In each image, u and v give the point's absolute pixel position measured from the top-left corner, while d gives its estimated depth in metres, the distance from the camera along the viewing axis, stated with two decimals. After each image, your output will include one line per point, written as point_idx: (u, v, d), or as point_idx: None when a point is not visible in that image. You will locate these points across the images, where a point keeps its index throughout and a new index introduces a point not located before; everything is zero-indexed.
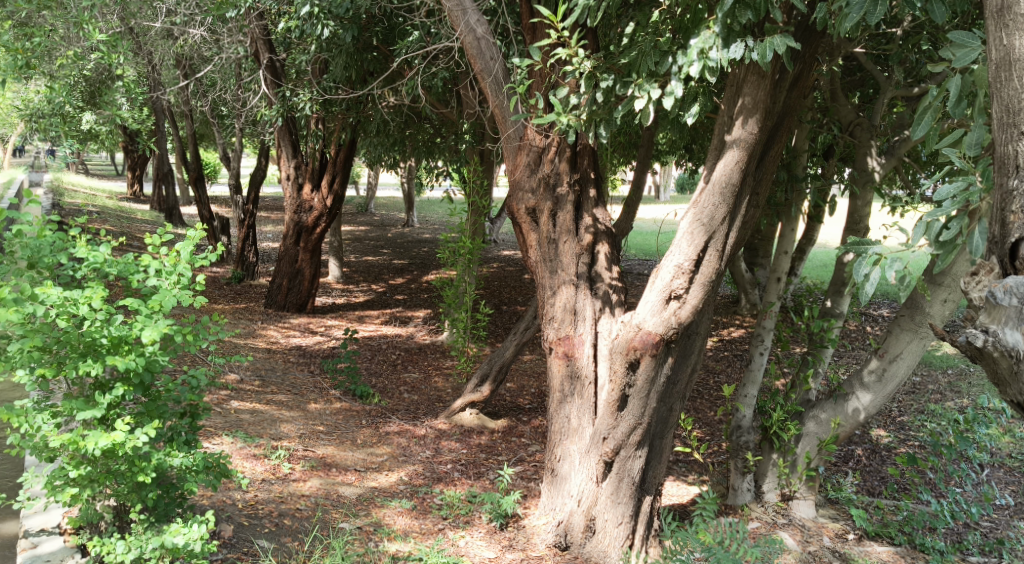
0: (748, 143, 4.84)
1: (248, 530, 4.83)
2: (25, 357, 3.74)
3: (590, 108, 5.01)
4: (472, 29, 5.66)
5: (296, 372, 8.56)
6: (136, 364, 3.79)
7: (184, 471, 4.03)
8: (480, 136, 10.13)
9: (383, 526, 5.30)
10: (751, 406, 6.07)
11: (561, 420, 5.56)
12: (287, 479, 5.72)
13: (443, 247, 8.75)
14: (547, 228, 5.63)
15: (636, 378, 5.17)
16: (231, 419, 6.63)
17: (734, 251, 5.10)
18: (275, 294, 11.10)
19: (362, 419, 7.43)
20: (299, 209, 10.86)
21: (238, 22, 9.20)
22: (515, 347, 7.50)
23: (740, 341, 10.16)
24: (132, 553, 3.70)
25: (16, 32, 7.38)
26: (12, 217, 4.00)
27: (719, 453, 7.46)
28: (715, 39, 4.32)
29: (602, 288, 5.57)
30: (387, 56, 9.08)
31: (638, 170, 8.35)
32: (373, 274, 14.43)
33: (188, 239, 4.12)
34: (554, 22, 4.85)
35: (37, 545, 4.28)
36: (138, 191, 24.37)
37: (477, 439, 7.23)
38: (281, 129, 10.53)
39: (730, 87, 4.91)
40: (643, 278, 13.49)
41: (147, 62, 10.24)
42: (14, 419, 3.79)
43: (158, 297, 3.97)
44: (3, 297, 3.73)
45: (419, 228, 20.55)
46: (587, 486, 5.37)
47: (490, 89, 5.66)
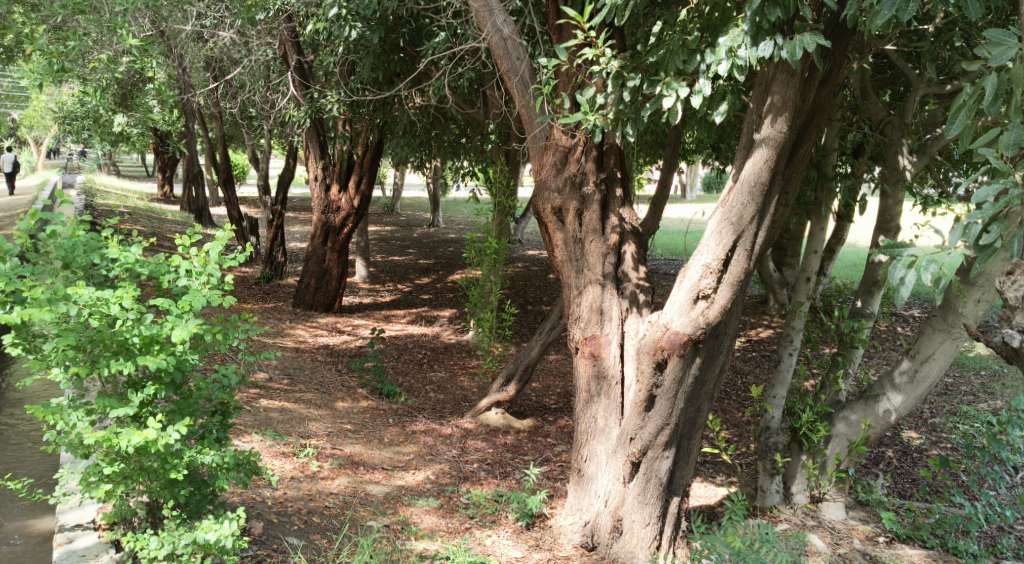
0: (777, 142, 4.80)
1: (278, 528, 4.88)
2: (59, 356, 3.79)
3: (617, 107, 5.00)
4: (499, 29, 5.66)
5: (323, 371, 8.61)
6: (167, 364, 3.84)
7: (216, 468, 4.07)
8: (506, 137, 10.13)
9: (411, 525, 5.33)
10: (779, 407, 6.07)
11: (588, 420, 5.56)
12: (315, 478, 5.75)
13: (469, 247, 8.77)
14: (574, 228, 5.64)
15: (664, 378, 5.15)
16: (260, 417, 6.69)
17: (763, 250, 5.05)
18: (303, 293, 11.21)
19: (389, 418, 7.46)
20: (327, 209, 10.94)
21: (267, 25, 9.29)
22: (541, 346, 7.50)
23: (768, 342, 10.06)
24: (165, 549, 3.76)
25: (52, 36, 7.52)
26: (46, 218, 4.05)
27: (746, 455, 7.41)
28: (744, 37, 4.31)
29: (629, 288, 5.56)
30: (414, 57, 9.13)
31: (665, 170, 8.32)
32: (400, 273, 14.49)
33: (217, 240, 4.15)
34: (581, 22, 4.86)
35: (73, 539, 4.34)
36: (169, 192, 24.66)
37: (502, 439, 7.22)
38: (309, 130, 10.61)
39: (760, 85, 4.88)
40: (669, 278, 13.41)
41: (178, 64, 10.35)
42: (49, 417, 3.84)
43: (188, 297, 3.99)
44: (37, 298, 3.78)
45: (444, 228, 20.59)
46: (614, 487, 5.36)
47: (516, 89, 5.66)
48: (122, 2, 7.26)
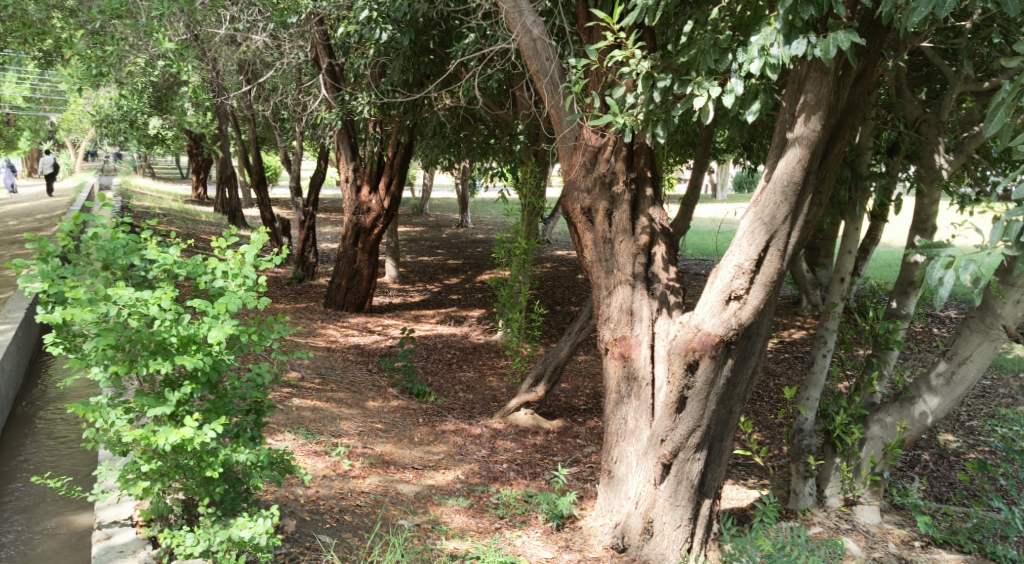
0: (811, 141, 4.75)
1: (311, 525, 4.92)
2: (98, 355, 3.85)
3: (647, 107, 4.98)
4: (529, 30, 5.67)
5: (355, 370, 8.67)
6: (204, 364, 3.89)
7: (250, 466, 4.12)
8: (535, 137, 10.12)
9: (442, 524, 5.35)
10: (813, 409, 6.02)
11: (618, 421, 5.54)
12: (347, 476, 5.79)
13: (498, 247, 8.78)
14: (603, 228, 5.62)
15: (695, 379, 5.12)
16: (292, 416, 6.75)
17: (797, 250, 5.01)
18: (335, 293, 11.29)
19: (419, 417, 7.48)
20: (358, 210, 11.01)
21: (299, 28, 9.37)
22: (570, 347, 7.48)
23: (801, 343, 9.96)
24: (201, 546, 3.81)
25: (90, 41, 7.65)
26: (87, 220, 4.12)
27: (779, 457, 7.35)
28: (777, 35, 4.26)
29: (659, 289, 5.53)
30: (444, 59, 9.22)
31: (696, 170, 8.27)
32: (429, 274, 14.55)
33: (253, 242, 4.20)
34: (611, 22, 4.87)
35: (112, 535, 4.40)
36: (203, 194, 24.98)
37: (532, 439, 7.23)
38: (340, 132, 10.71)
39: (793, 84, 4.84)
40: (700, 278, 13.34)
41: (212, 67, 10.48)
42: (89, 415, 3.91)
43: (225, 298, 4.04)
44: (79, 298, 3.86)
45: (473, 228, 20.65)
46: (645, 488, 5.33)
47: (546, 90, 5.67)
48: (158, 7, 7.37)
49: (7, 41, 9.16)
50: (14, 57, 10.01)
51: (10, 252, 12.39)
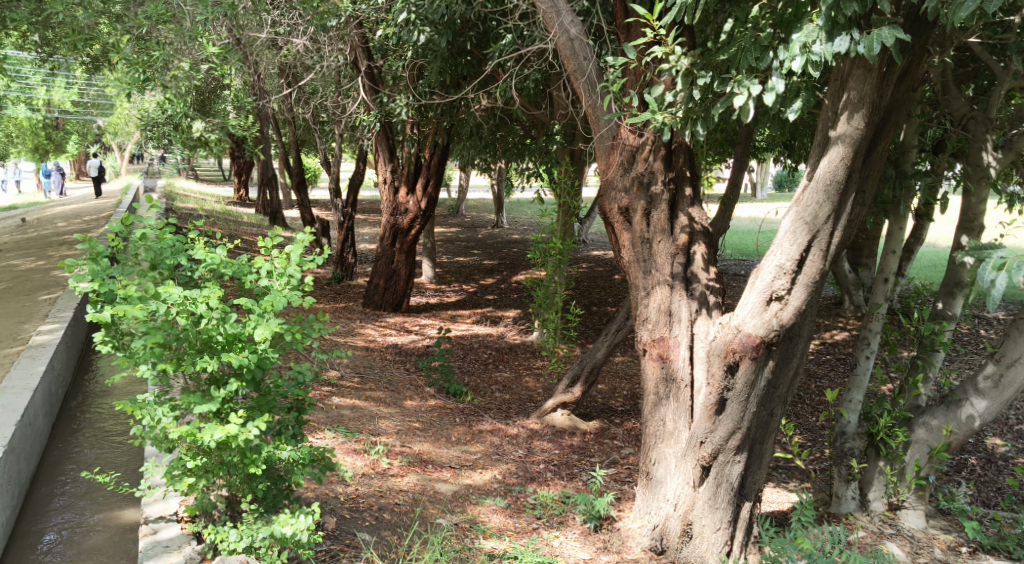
0: (854, 139, 4.68)
1: (350, 523, 4.95)
2: (146, 353, 3.92)
3: (687, 105, 4.94)
4: (566, 30, 5.67)
5: (392, 369, 8.72)
6: (249, 362, 3.94)
7: (292, 464, 4.16)
8: (572, 137, 10.09)
9: (479, 524, 5.36)
10: (856, 412, 5.92)
11: (657, 423, 5.52)
12: (385, 475, 5.82)
13: (534, 248, 8.76)
14: (641, 228, 5.60)
15: (736, 381, 5.06)
16: (332, 414, 6.80)
17: (839, 250, 4.93)
18: (372, 293, 11.36)
19: (456, 417, 7.51)
20: (396, 211, 11.07)
21: (339, 31, 9.43)
22: (607, 347, 7.45)
23: (844, 345, 9.80)
24: (243, 542, 3.87)
25: (137, 46, 7.80)
26: (135, 222, 4.18)
27: (821, 460, 7.26)
28: (819, 32, 4.21)
29: (698, 289, 5.49)
30: (481, 60, 9.23)
31: (735, 169, 8.19)
32: (464, 274, 14.60)
33: (297, 242, 4.25)
34: (650, 21, 4.84)
35: (158, 530, 4.47)
36: (244, 195, 25.30)
37: (569, 440, 7.21)
38: (378, 134, 10.80)
39: (835, 82, 4.77)
40: (739, 278, 13.20)
41: (253, 71, 10.62)
42: (137, 412, 3.98)
43: (270, 297, 4.08)
44: (129, 296, 3.93)
45: (509, 228, 20.66)
46: (684, 490, 5.30)
47: (584, 89, 5.66)
48: (202, 11, 7.49)
49: (56, 47, 9.37)
50: (63, 62, 10.24)
51: (59, 253, 12.68)
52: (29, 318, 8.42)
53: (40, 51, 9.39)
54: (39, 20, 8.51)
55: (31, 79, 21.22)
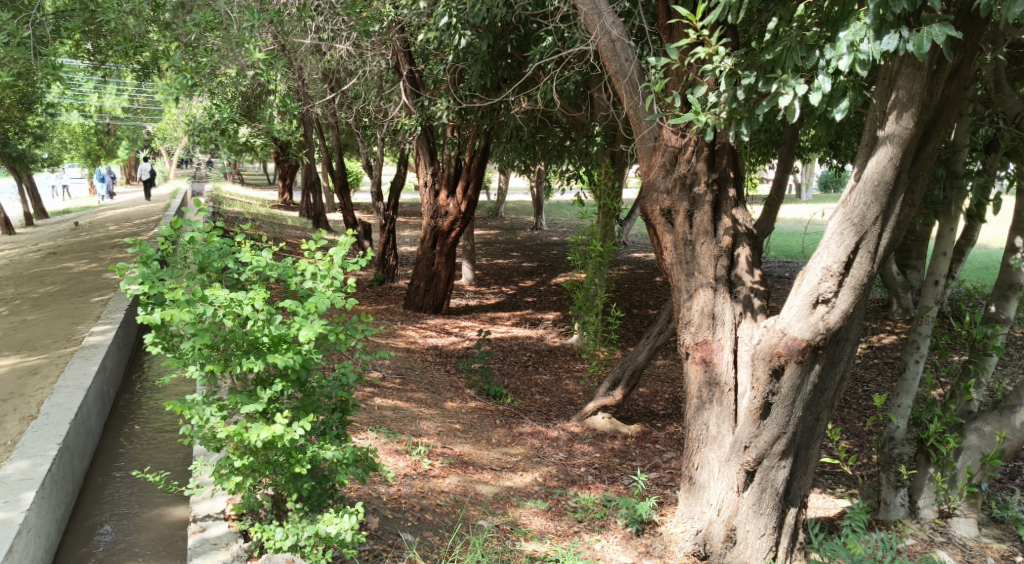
0: (903, 139, 4.59)
1: (393, 523, 4.97)
2: (195, 354, 3.98)
3: (731, 105, 4.86)
4: (607, 31, 5.65)
5: (433, 371, 8.76)
6: (295, 363, 3.98)
7: (336, 463, 4.19)
8: (612, 139, 10.05)
9: (520, 526, 5.36)
10: (904, 417, 5.78)
11: (700, 427, 5.47)
12: (427, 476, 5.84)
13: (574, 250, 8.73)
14: (684, 230, 5.56)
15: (781, 385, 4.99)
16: (374, 415, 6.85)
17: (887, 252, 4.84)
18: (413, 295, 11.42)
19: (497, 419, 7.52)
20: (436, 214, 11.10)
21: (381, 36, 9.50)
22: (649, 351, 7.38)
23: (892, 349, 9.60)
24: (290, 541, 3.92)
25: (186, 53, 7.95)
26: (184, 226, 4.26)
27: (868, 466, 7.12)
28: (867, 30, 4.14)
29: (743, 292, 5.43)
30: (521, 63, 9.24)
31: (780, 170, 8.08)
32: (504, 276, 14.61)
33: (340, 245, 4.29)
34: (694, 21, 4.77)
35: (206, 528, 4.53)
36: (289, 199, 25.61)
37: (610, 443, 7.18)
38: (419, 137, 10.86)
39: (884, 80, 4.68)
40: (784, 280, 13.02)
41: (297, 76, 10.75)
42: (186, 412, 4.04)
43: (314, 299, 4.13)
44: (177, 299, 3.99)
45: (548, 230, 20.61)
46: (727, 495, 5.24)
47: (625, 91, 5.62)
48: (249, 18, 7.62)
49: (108, 55, 9.58)
50: (115, 70, 10.48)
51: (110, 256, 12.96)
52: (83, 319, 8.63)
53: (93, 59, 9.61)
54: (92, 28, 8.71)
55: (83, 86, 21.70)
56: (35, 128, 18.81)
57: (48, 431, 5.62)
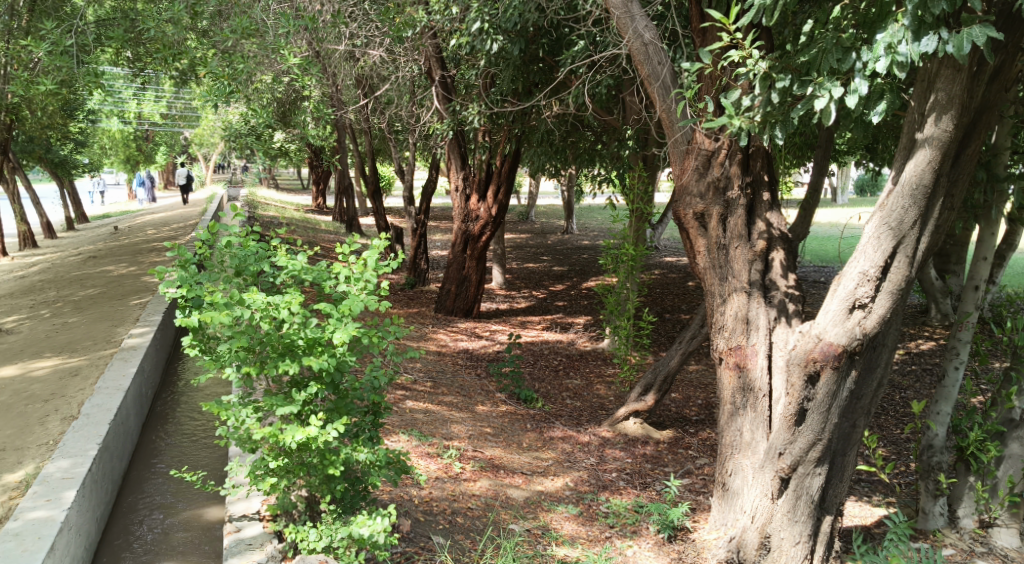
0: (942, 142, 4.52)
1: (425, 526, 4.99)
2: (232, 356, 4.03)
3: (765, 109, 4.80)
4: (640, 35, 5.63)
5: (464, 374, 8.78)
6: (329, 365, 4.00)
7: (369, 466, 4.21)
8: (644, 143, 10.01)
9: (552, 531, 5.34)
10: (944, 424, 5.69)
11: (733, 433, 5.42)
12: (458, 479, 5.85)
13: (605, 254, 8.69)
14: (717, 234, 5.52)
15: (816, 391, 4.92)
16: (406, 417, 6.87)
17: (926, 257, 4.76)
18: (444, 299, 11.46)
19: (527, 423, 7.51)
20: (467, 218, 11.13)
21: (413, 41, 9.54)
22: (681, 355, 7.32)
23: (930, 355, 9.45)
24: (323, 542, 3.94)
25: (222, 60, 8.07)
26: (221, 230, 4.32)
27: (906, 474, 7.00)
28: (905, 32, 4.08)
29: (778, 297, 5.38)
30: (553, 67, 9.25)
31: (815, 174, 7.99)
32: (535, 280, 14.60)
33: (374, 248, 4.32)
34: (727, 24, 4.70)
35: (241, 529, 4.57)
36: (322, 203, 25.84)
37: (642, 449, 7.13)
38: (450, 142, 10.90)
39: (923, 82, 4.62)
40: (819, 286, 12.87)
41: (331, 82, 10.86)
42: (222, 413, 4.08)
43: (348, 301, 4.16)
44: (216, 302, 4.04)
45: (579, 234, 20.58)
46: (761, 502, 5.17)
47: (658, 94, 5.60)
48: (284, 25, 7.71)
49: (147, 62, 9.75)
50: (154, 77, 10.66)
51: (149, 259, 13.17)
52: (122, 322, 8.78)
53: (132, 66, 9.77)
54: (132, 37, 8.88)
55: (123, 93, 22.09)
56: (76, 134, 19.19)
57: (88, 431, 5.71)
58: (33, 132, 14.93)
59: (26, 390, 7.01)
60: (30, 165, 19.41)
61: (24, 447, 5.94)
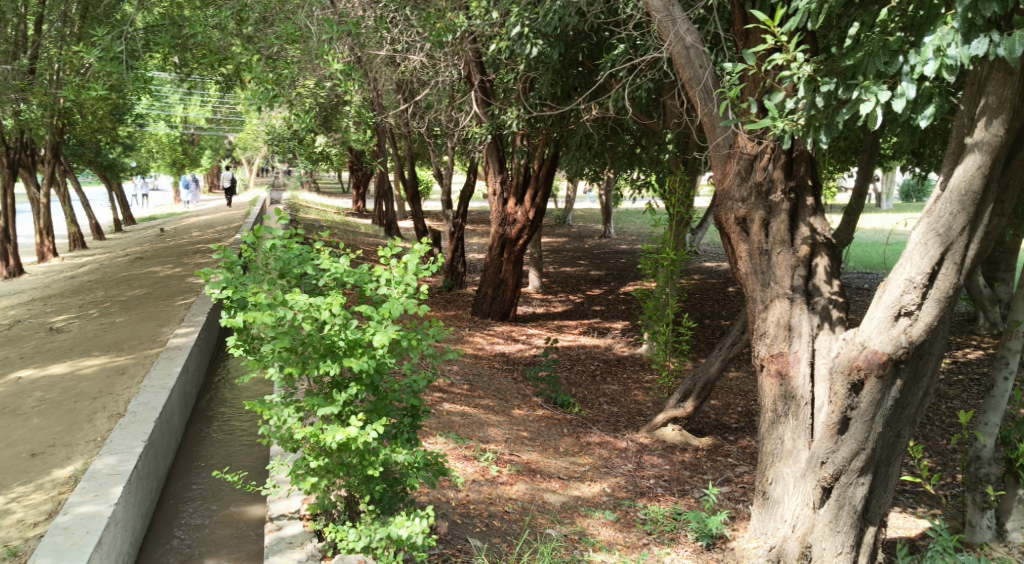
0: (992, 146, 4.42)
1: (462, 528, 5.00)
2: (275, 356, 4.07)
3: (809, 112, 4.73)
4: (681, 38, 5.59)
5: (501, 378, 8.79)
6: (369, 367, 4.03)
7: (408, 467, 4.24)
8: (685, 146, 9.93)
9: (589, 536, 5.32)
10: (992, 436, 5.56)
11: (774, 441, 5.36)
12: (495, 482, 5.85)
13: (644, 258, 8.62)
14: (760, 239, 5.46)
15: (860, 400, 4.82)
16: (443, 420, 6.89)
17: (975, 264, 4.64)
18: (481, 302, 11.49)
19: (564, 428, 7.49)
20: (504, 222, 11.15)
21: (453, 47, 9.55)
22: (721, 362, 7.26)
23: (978, 365, 9.25)
24: (362, 542, 3.96)
25: (267, 65, 8.19)
26: (265, 232, 4.37)
27: (952, 486, 6.86)
28: (954, 35, 4.00)
29: (821, 303, 5.30)
30: (593, 71, 9.24)
31: (860, 179, 7.86)
32: (572, 284, 14.57)
33: (414, 252, 4.35)
34: (771, 27, 4.62)
35: (282, 527, 4.63)
36: (362, 207, 26.05)
37: (680, 455, 7.07)
38: (489, 146, 10.93)
39: (972, 86, 4.53)
40: (863, 293, 12.66)
41: (373, 87, 10.95)
42: (265, 412, 4.14)
43: (388, 304, 4.18)
44: (260, 303, 4.08)
45: (617, 239, 20.49)
46: (803, 511, 5.09)
47: (699, 97, 5.55)
48: (328, 31, 7.78)
49: (194, 68, 9.92)
50: (200, 81, 10.85)
51: (194, 260, 13.41)
52: (167, 322, 8.93)
53: (180, 71, 9.95)
54: (179, 42, 9.04)
55: (171, 98, 22.50)
56: (124, 138, 19.59)
57: (134, 429, 5.82)
58: (83, 136, 15.27)
59: (75, 387, 7.16)
60: (80, 168, 19.85)
61: (73, 443, 6.08)
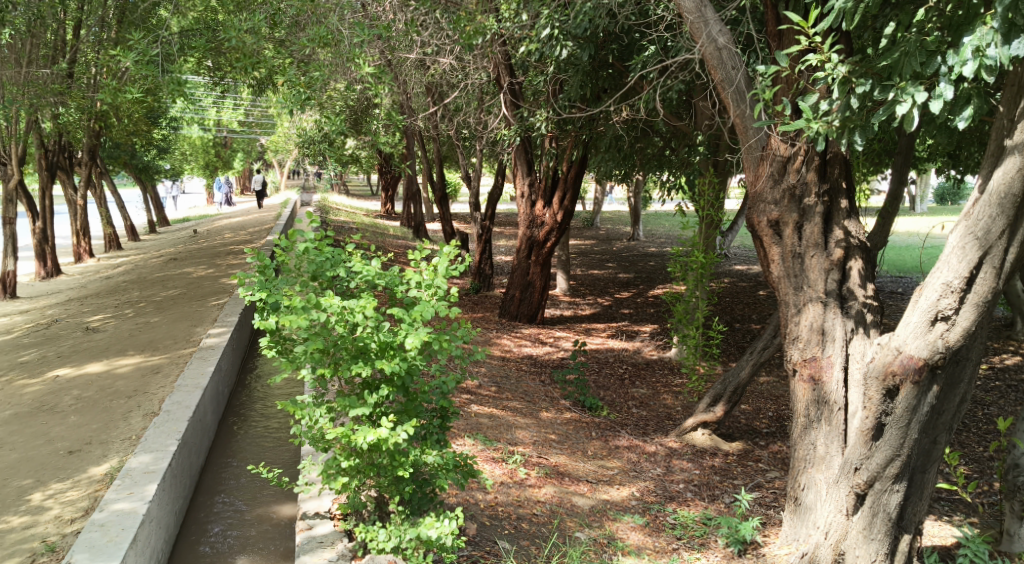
0: None
1: (491, 530, 5.00)
2: (307, 357, 4.10)
3: (844, 114, 4.66)
4: (714, 39, 5.56)
5: (528, 380, 8.77)
6: (400, 369, 4.05)
7: (437, 468, 4.24)
8: (716, 148, 9.86)
9: (618, 540, 5.29)
10: None
11: (807, 446, 5.31)
12: (523, 484, 5.84)
13: (674, 261, 8.55)
14: (793, 242, 5.41)
15: (895, 406, 4.74)
16: (472, 422, 6.89)
17: (1015, 268, 4.53)
18: (509, 304, 11.50)
19: (592, 431, 7.46)
20: (532, 224, 11.12)
21: (483, 49, 9.53)
22: (752, 366, 7.19)
23: (1015, 371, 9.09)
24: (392, 542, 3.98)
25: (298, 68, 8.25)
26: (297, 235, 4.40)
27: (989, 494, 6.75)
28: (994, 35, 3.93)
29: (855, 307, 5.25)
30: (623, 73, 9.20)
31: (895, 181, 7.75)
32: (600, 287, 14.52)
33: (444, 254, 4.35)
34: (805, 27, 4.55)
35: (313, 526, 4.65)
36: (391, 209, 26.19)
37: (710, 460, 7.02)
38: (518, 148, 10.92)
39: (1012, 87, 4.53)
40: (897, 297, 12.48)
41: (403, 90, 10.98)
42: (297, 412, 4.17)
43: (419, 307, 4.18)
44: (293, 305, 4.09)
45: (645, 241, 20.38)
46: (836, 518, 5.03)
47: (732, 98, 5.50)
48: (359, 34, 7.82)
49: (226, 71, 10.01)
50: (233, 84, 10.95)
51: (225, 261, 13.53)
52: (200, 322, 9.04)
53: (213, 75, 10.04)
54: (212, 46, 9.15)
55: (204, 100, 22.75)
56: (158, 141, 19.85)
57: (168, 428, 5.89)
58: (118, 138, 15.50)
59: (110, 386, 7.25)
60: (115, 170, 20.16)
61: (108, 441, 6.16)
